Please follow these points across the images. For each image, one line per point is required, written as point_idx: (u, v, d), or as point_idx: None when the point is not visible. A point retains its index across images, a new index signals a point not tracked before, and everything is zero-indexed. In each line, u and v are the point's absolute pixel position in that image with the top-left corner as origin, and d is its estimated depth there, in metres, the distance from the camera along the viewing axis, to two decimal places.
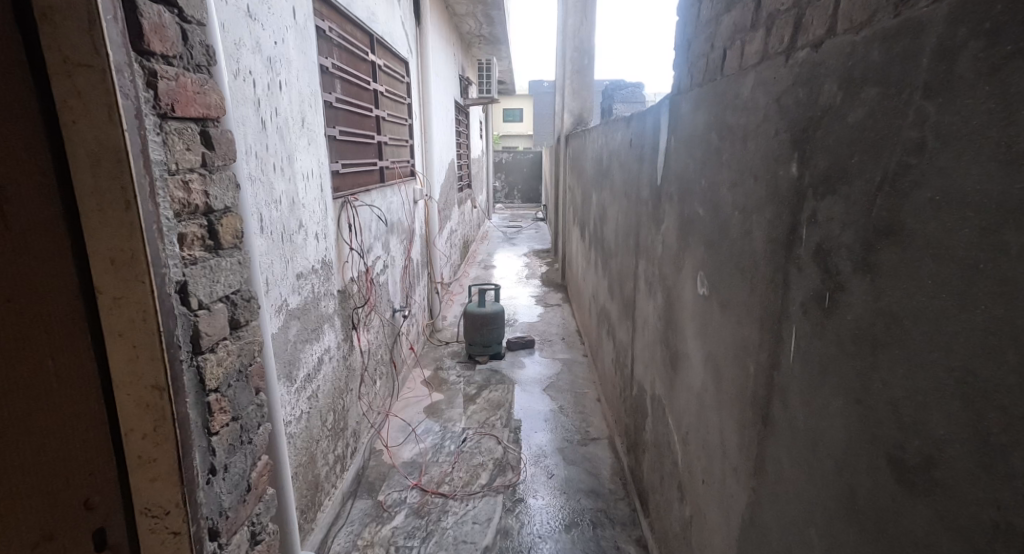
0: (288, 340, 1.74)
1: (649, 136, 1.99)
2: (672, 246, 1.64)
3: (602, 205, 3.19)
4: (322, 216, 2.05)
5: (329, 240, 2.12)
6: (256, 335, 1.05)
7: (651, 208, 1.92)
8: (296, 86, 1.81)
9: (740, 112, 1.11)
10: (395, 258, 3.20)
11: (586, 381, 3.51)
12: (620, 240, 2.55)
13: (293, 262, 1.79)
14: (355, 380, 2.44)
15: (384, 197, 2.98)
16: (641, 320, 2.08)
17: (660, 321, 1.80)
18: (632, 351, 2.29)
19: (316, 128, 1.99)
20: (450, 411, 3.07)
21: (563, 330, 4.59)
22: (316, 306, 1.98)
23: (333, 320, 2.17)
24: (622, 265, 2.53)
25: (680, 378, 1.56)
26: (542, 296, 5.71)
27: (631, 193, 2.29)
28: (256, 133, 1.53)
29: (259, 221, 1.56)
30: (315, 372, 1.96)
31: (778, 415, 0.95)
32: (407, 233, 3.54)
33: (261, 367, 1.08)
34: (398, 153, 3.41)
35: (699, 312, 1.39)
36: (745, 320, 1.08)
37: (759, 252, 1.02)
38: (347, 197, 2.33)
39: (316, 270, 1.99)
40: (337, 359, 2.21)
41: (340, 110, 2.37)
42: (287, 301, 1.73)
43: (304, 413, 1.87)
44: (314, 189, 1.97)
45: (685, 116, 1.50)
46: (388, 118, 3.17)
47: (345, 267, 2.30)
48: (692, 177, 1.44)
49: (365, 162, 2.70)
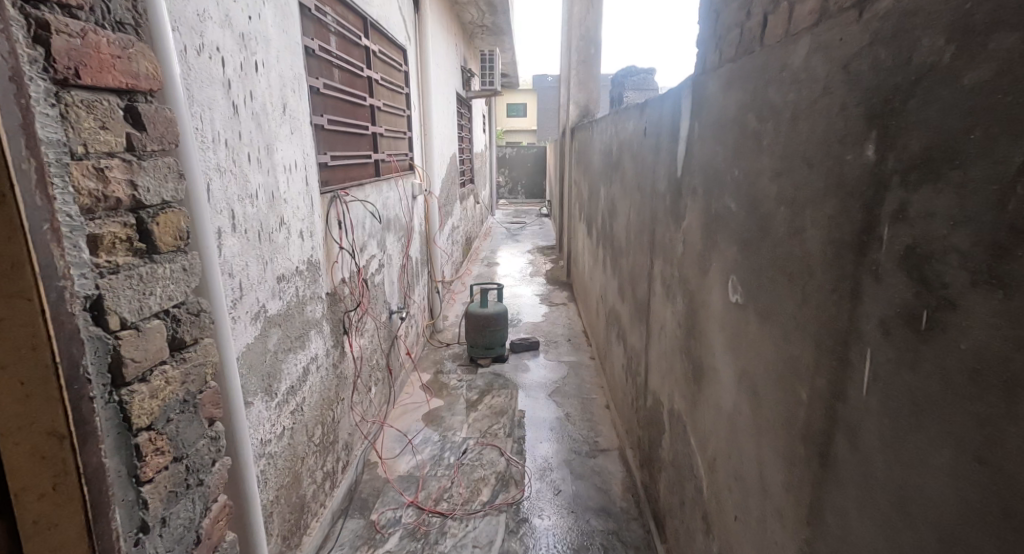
0: (266, 350, 1.57)
1: (667, 123, 1.81)
2: (696, 244, 1.46)
3: (611, 199, 3.01)
4: (307, 213, 1.88)
5: (315, 239, 1.95)
6: (209, 356, 0.91)
7: (669, 203, 1.74)
8: (276, 68, 1.64)
9: (787, 86, 0.93)
10: (392, 257, 3.03)
11: (593, 386, 3.33)
12: (632, 238, 2.37)
13: (272, 263, 1.62)
14: (346, 389, 2.28)
15: (379, 192, 2.81)
16: (657, 326, 1.92)
17: (679, 329, 1.63)
18: (645, 358, 2.12)
19: (300, 115, 1.82)
20: (451, 419, 2.90)
21: (569, 331, 4.42)
22: (300, 312, 1.82)
23: (321, 326, 2.01)
24: (634, 264, 2.35)
25: (705, 394, 1.38)
26: (546, 295, 5.53)
27: (645, 187, 2.11)
28: (228, 118, 1.35)
29: (231, 217, 1.39)
30: (299, 384, 1.79)
31: (841, 455, 0.77)
32: (405, 229, 3.37)
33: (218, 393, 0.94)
34: (393, 145, 3.22)
35: (728, 322, 1.22)
36: (792, 335, 0.91)
37: (812, 254, 0.85)
38: (337, 191, 2.16)
39: (300, 273, 1.83)
40: (325, 368, 2.04)
41: (329, 97, 2.20)
42: (265, 307, 1.56)
43: (287, 429, 1.70)
44: (298, 184, 1.80)
45: (713, 97, 1.32)
46: (383, 108, 2.99)
47: (335, 268, 2.13)
48: (722, 168, 1.26)
49: (358, 154, 2.52)
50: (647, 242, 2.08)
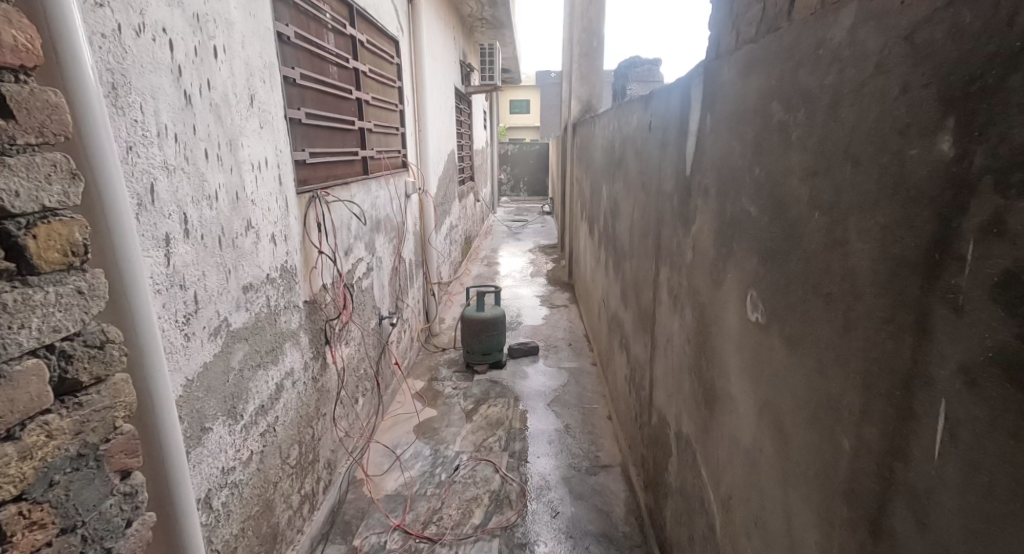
0: (230, 369, 1.42)
1: (674, 116, 1.65)
2: (707, 251, 1.30)
3: (613, 197, 2.84)
4: (280, 215, 1.73)
5: (290, 244, 1.80)
6: (117, 396, 0.84)
7: (677, 204, 1.58)
8: (242, 55, 1.49)
9: (824, 67, 0.77)
10: (381, 259, 2.88)
11: (595, 395, 3.17)
12: (636, 242, 2.21)
13: (238, 272, 1.47)
14: (328, 403, 2.13)
15: (367, 191, 2.65)
16: (663, 339, 1.76)
17: (688, 346, 1.47)
18: (650, 371, 1.96)
19: (271, 107, 1.67)
20: (444, 431, 2.75)
21: (570, 334, 4.26)
22: (272, 324, 1.67)
23: (298, 337, 1.86)
24: (637, 269, 2.19)
25: (719, 421, 1.22)
26: (547, 296, 5.37)
27: (650, 186, 1.96)
28: (178, 109, 1.20)
29: (184, 221, 1.23)
30: (270, 402, 1.64)
31: (901, 531, 0.62)
32: (396, 230, 3.21)
33: (134, 439, 0.88)
34: (383, 141, 3.07)
35: (746, 345, 1.06)
36: (829, 369, 0.75)
37: (859, 272, 0.69)
38: (317, 191, 2.01)
39: (272, 282, 1.68)
40: (303, 383, 1.89)
41: (308, 89, 2.05)
42: (227, 321, 1.41)
43: (256, 453, 1.55)
44: (269, 183, 1.66)
45: (729, 85, 1.15)
46: (371, 101, 2.84)
47: (314, 274, 1.98)
48: (738, 166, 1.10)
49: (343, 150, 2.37)
50: (651, 245, 1.92)
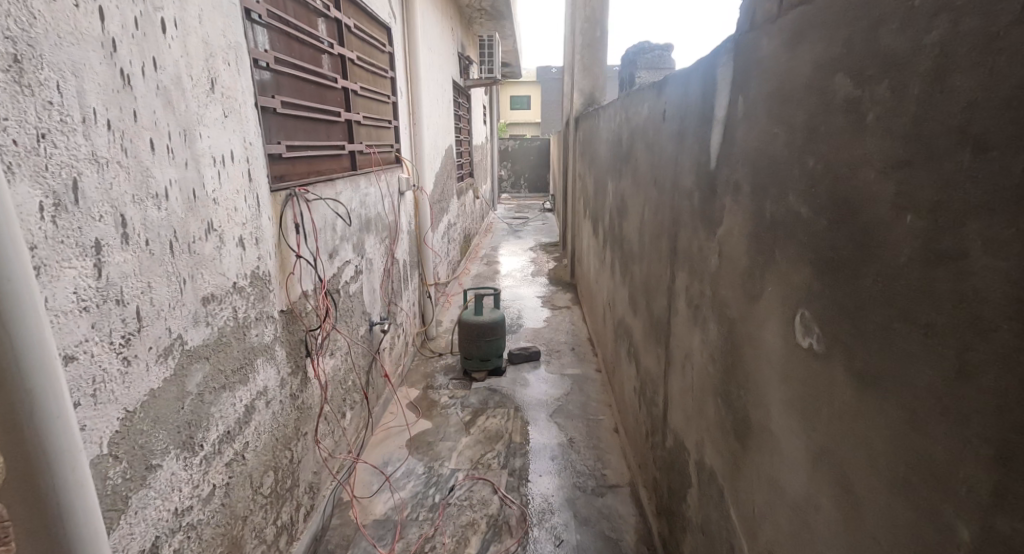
0: (185, 394, 1.23)
1: (693, 101, 1.45)
2: (739, 258, 1.11)
3: (620, 194, 2.65)
4: (248, 216, 1.54)
5: (262, 248, 1.61)
6: None
7: (698, 202, 1.39)
8: (199, 32, 1.30)
9: (924, 20, 0.58)
10: (371, 262, 2.69)
11: (600, 405, 2.99)
12: (647, 244, 2.02)
13: (196, 280, 1.28)
14: (311, 422, 1.95)
15: (354, 189, 2.47)
16: (680, 354, 1.57)
17: (712, 366, 1.28)
18: (664, 386, 1.78)
19: (237, 93, 1.47)
20: (440, 445, 2.58)
21: (572, 338, 4.07)
22: (240, 339, 1.48)
23: (272, 351, 1.67)
24: (648, 272, 2.00)
25: (753, 459, 1.04)
26: (549, 297, 5.19)
27: (664, 181, 1.77)
28: (111, 91, 1.01)
29: (123, 223, 1.04)
30: (238, 426, 1.46)
31: None
32: (388, 229, 3.03)
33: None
34: (374, 134, 2.89)
35: (792, 375, 0.87)
36: (932, 425, 0.56)
37: (985, 299, 0.50)
38: (296, 189, 1.83)
39: (240, 292, 1.49)
40: (279, 402, 1.70)
41: (284, 76, 1.86)
42: (183, 337, 1.22)
43: (222, 486, 1.37)
44: (236, 180, 1.47)
45: (769, 60, 0.96)
46: (360, 92, 2.65)
47: (292, 281, 1.79)
48: (781, 157, 0.91)
49: (326, 144, 2.19)
50: (666, 248, 1.73)
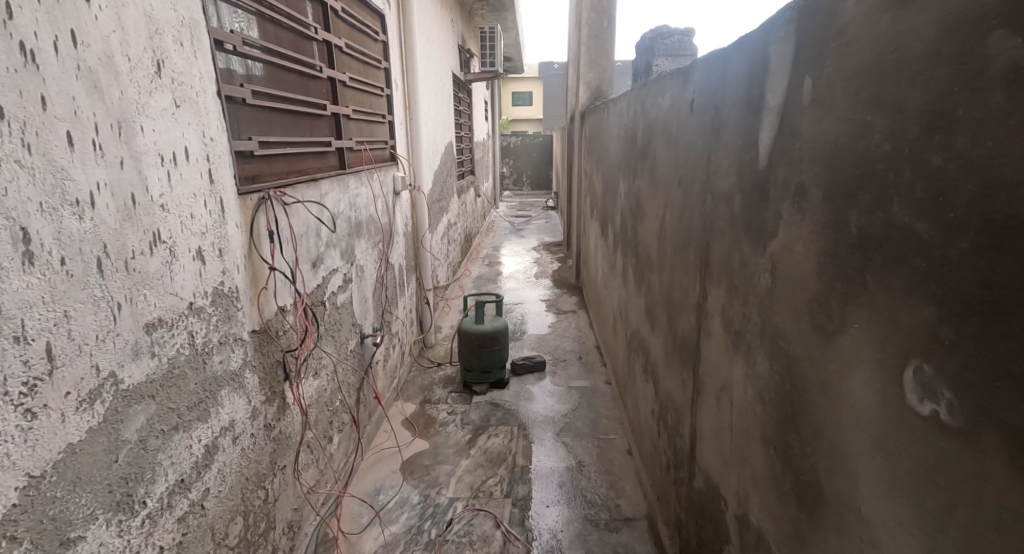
0: (120, 444, 1.00)
1: (732, 86, 1.23)
2: (805, 281, 0.89)
3: (634, 195, 2.42)
4: (209, 224, 1.31)
5: (228, 260, 1.39)
6: None
7: (741, 207, 1.17)
8: (141, 3, 1.08)
9: None
10: (362, 269, 2.49)
11: (611, 422, 2.78)
12: (669, 253, 1.79)
13: (139, 303, 1.06)
14: (292, 453, 1.74)
15: (342, 191, 2.26)
16: (715, 385, 1.34)
17: (762, 408, 1.06)
18: (691, 416, 1.56)
19: (194, 80, 1.25)
20: (437, 470, 2.38)
21: (579, 345, 3.86)
22: (200, 369, 1.26)
23: (242, 379, 1.45)
24: (670, 283, 1.78)
25: (826, 539, 0.82)
26: (553, 300, 4.96)
27: (691, 180, 1.55)
28: (4, 68, 0.79)
29: (27, 238, 0.82)
30: (197, 471, 1.24)
31: None
32: (382, 232, 2.82)
33: None
34: (367, 130, 2.67)
35: (899, 447, 0.65)
36: None
37: None
38: (272, 192, 1.62)
39: (198, 313, 1.26)
40: (251, 437, 1.49)
41: (260, 63, 1.65)
42: (120, 374, 1.00)
43: (172, 546, 1.15)
44: (193, 181, 1.25)
45: (857, 27, 0.74)
46: (351, 83, 2.43)
47: (267, 297, 1.58)
48: (880, 154, 0.69)
49: (309, 140, 1.97)
50: (695, 259, 1.51)
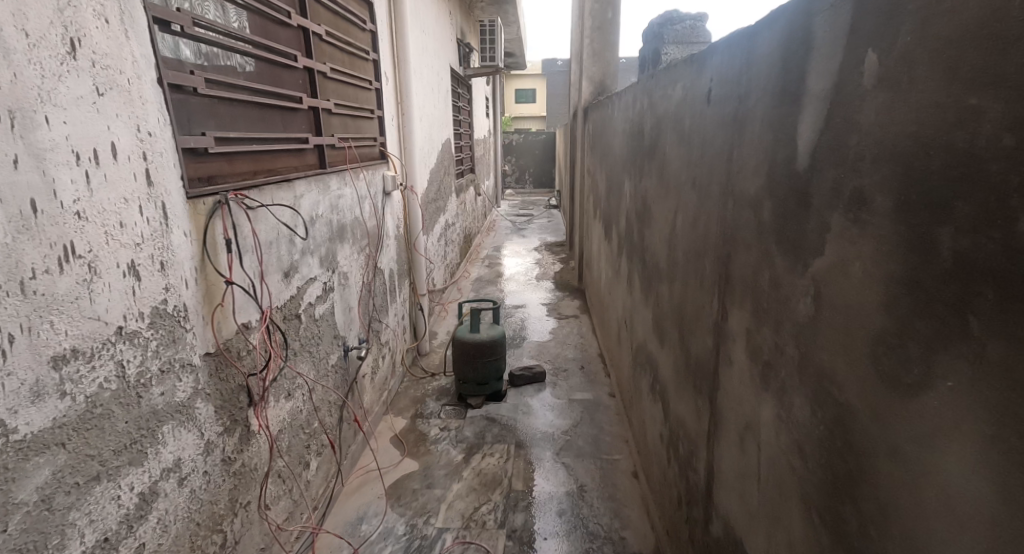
0: (11, 510, 0.82)
1: (759, 71, 1.04)
2: (866, 313, 0.70)
3: (641, 196, 2.22)
4: (147, 233, 1.12)
5: (173, 274, 1.20)
6: None
7: (771, 214, 0.98)
8: None
9: None
10: (345, 277, 2.31)
11: (614, 440, 2.60)
12: (681, 262, 1.60)
13: (43, 334, 0.87)
14: (258, 487, 1.57)
15: (321, 192, 2.08)
16: (737, 422, 1.15)
17: (801, 463, 0.87)
18: (705, 450, 1.38)
19: (127, 64, 1.07)
20: (426, 495, 2.21)
21: (581, 353, 3.67)
22: (132, 405, 1.07)
23: (192, 411, 1.26)
24: (682, 297, 1.59)
25: None
26: (554, 304, 4.78)
27: (707, 181, 1.36)
28: None
29: None
30: (129, 525, 1.05)
31: None
32: (369, 236, 2.64)
33: None
34: (352, 126, 2.49)
35: None
36: None
37: None
38: (232, 195, 1.43)
39: (130, 339, 1.07)
40: (204, 476, 1.30)
41: (220, 49, 1.46)
42: (11, 423, 0.82)
43: None
44: (124, 183, 1.06)
45: None
46: (333, 75, 2.25)
47: (225, 315, 1.39)
48: (993, 153, 0.50)
49: (281, 136, 1.79)
50: (713, 273, 1.31)
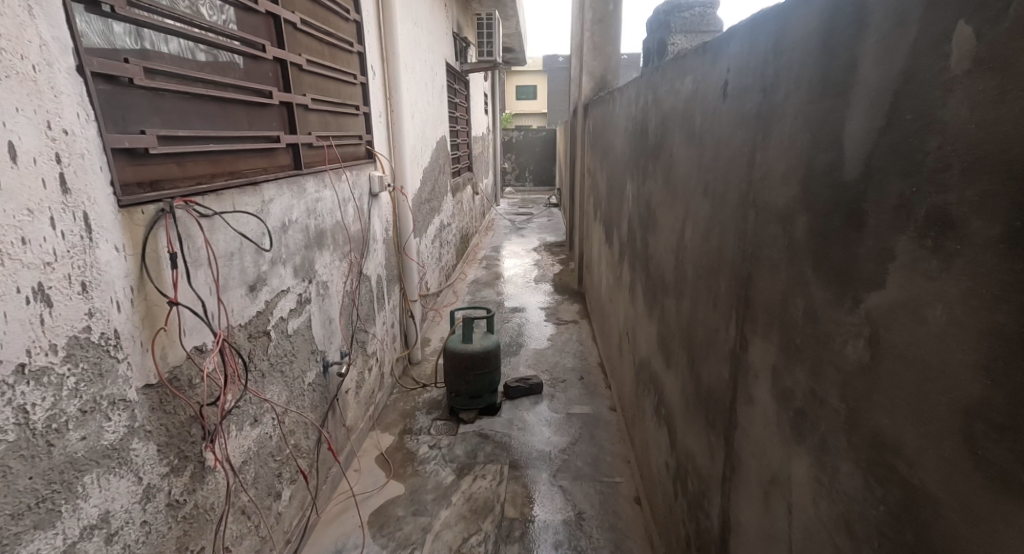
0: None
1: (791, 59, 0.86)
2: (960, 377, 0.52)
3: (645, 200, 2.04)
4: (62, 250, 0.95)
5: (100, 296, 1.03)
6: None
7: (807, 232, 0.80)
8: None
9: None
10: (323, 287, 2.14)
11: (614, 460, 2.43)
12: (691, 278, 1.42)
13: None
14: (215, 528, 1.40)
15: (296, 196, 1.91)
16: (759, 474, 0.98)
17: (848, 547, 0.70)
18: (720, 496, 1.20)
19: (31, 47, 0.89)
20: (411, 524, 2.04)
21: (580, 361, 3.50)
22: (39, 457, 0.90)
23: (126, 454, 1.09)
24: (692, 315, 1.41)
25: None
26: (553, 307, 4.61)
27: (722, 188, 1.18)
28: None
29: None
30: None
31: None
32: (352, 241, 2.47)
33: None
34: (334, 122, 2.31)
35: None
36: None
37: None
38: (180, 202, 1.26)
39: (37, 379, 0.90)
40: (143, 527, 1.14)
41: (166, 35, 1.29)
42: None
43: None
44: (29, 191, 0.89)
45: None
46: (310, 68, 2.07)
47: (170, 339, 1.22)
48: None
49: (246, 134, 1.61)
50: (731, 295, 1.14)
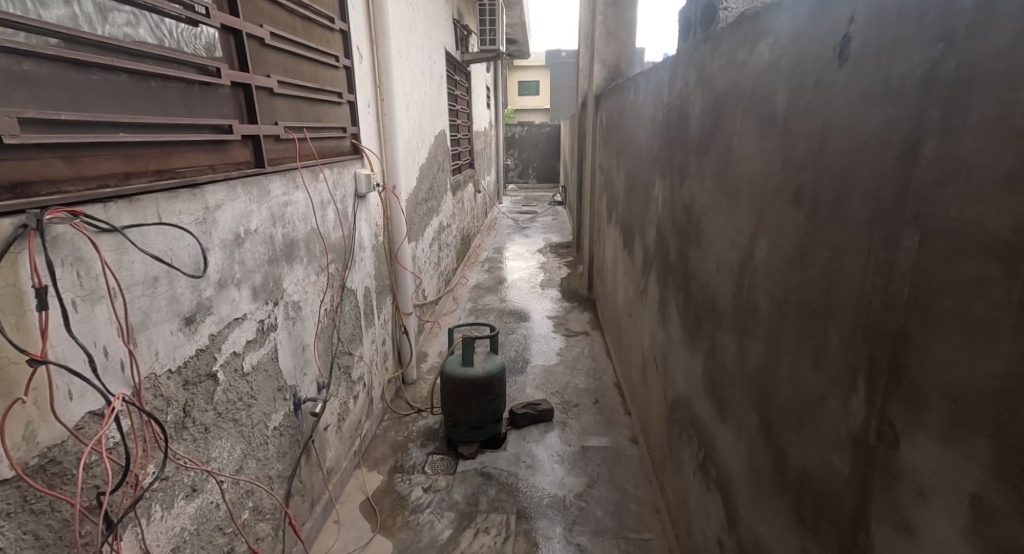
0: None
1: None
2: None
3: (685, 204, 1.67)
4: None
5: None
6: None
7: None
8: None
9: None
10: (294, 308, 1.77)
11: (641, 509, 2.06)
12: (769, 315, 1.05)
13: None
14: None
15: (255, 200, 1.54)
16: None
17: None
18: None
19: None
20: None
21: (594, 381, 3.13)
22: None
23: None
24: (771, 367, 1.04)
25: None
26: (562, 316, 4.24)
27: (834, 198, 0.81)
28: None
29: None
30: None
31: None
32: (332, 251, 2.10)
33: None
34: (310, 110, 1.95)
35: None
36: None
37: None
38: (57, 214, 0.89)
39: None
40: None
41: None
42: None
43: None
44: None
45: None
46: (277, 43, 1.71)
47: (39, 409, 0.86)
48: None
49: (183, 120, 1.25)
50: (851, 354, 0.77)
